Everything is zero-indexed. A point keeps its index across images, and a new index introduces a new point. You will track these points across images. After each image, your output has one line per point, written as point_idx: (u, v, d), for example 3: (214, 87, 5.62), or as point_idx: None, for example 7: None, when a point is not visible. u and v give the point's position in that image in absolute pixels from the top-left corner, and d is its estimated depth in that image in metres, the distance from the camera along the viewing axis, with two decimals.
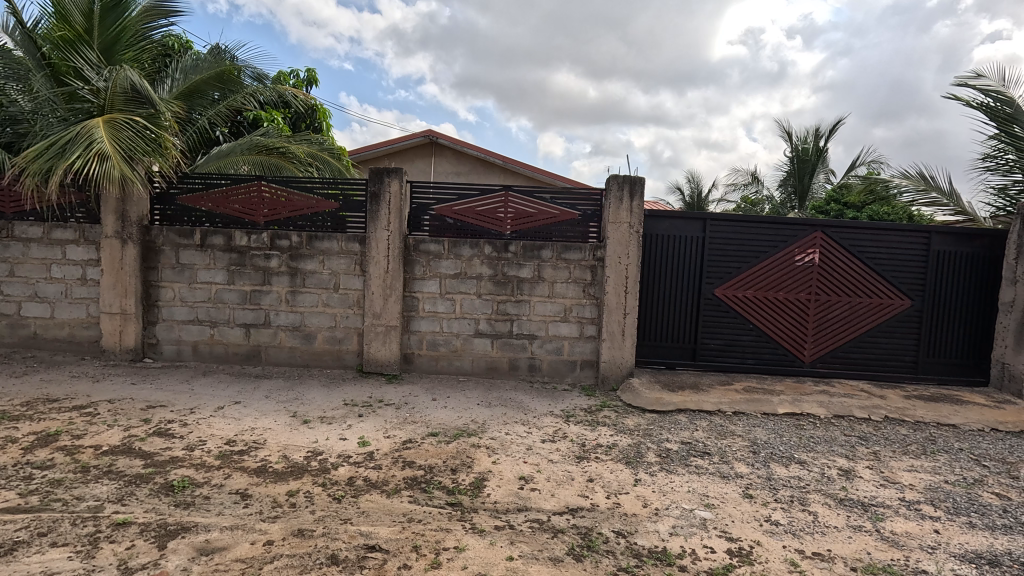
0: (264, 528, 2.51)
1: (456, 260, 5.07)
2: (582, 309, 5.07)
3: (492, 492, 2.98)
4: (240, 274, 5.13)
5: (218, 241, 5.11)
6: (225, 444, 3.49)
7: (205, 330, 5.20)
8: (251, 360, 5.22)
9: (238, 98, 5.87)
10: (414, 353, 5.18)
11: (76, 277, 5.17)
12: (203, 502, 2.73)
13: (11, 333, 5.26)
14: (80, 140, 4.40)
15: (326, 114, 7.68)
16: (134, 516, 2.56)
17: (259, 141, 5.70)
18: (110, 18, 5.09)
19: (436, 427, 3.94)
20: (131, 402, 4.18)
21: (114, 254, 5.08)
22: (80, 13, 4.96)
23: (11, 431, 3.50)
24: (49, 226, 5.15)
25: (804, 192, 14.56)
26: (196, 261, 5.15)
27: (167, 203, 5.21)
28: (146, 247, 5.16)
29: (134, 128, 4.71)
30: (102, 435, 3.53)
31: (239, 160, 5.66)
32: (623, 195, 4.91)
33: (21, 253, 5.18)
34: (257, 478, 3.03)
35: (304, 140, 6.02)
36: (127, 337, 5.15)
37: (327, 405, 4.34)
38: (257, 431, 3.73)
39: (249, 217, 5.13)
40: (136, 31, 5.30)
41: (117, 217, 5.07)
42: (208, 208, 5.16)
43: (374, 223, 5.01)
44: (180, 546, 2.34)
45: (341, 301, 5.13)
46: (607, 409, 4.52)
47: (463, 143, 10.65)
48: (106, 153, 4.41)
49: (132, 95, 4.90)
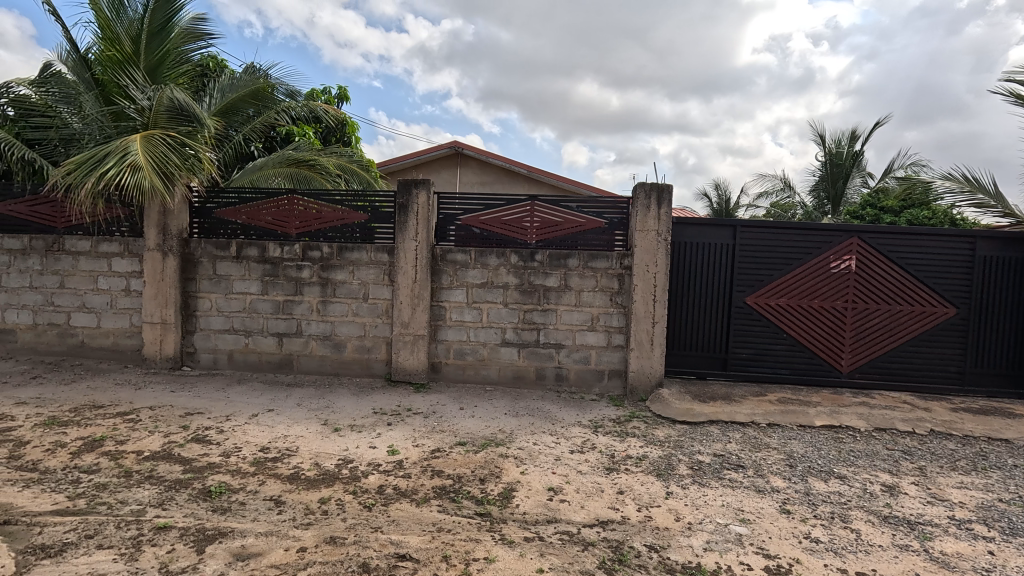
0: (298, 535, 2.55)
1: (483, 269, 5.09)
2: (609, 318, 5.02)
3: (520, 503, 2.96)
4: (274, 285, 5.27)
5: (253, 252, 5.27)
6: (260, 451, 3.57)
7: (240, 339, 5.35)
8: (283, 369, 5.34)
9: (272, 114, 6.08)
10: (441, 362, 5.21)
11: (121, 288, 5.40)
12: (239, 508, 2.80)
13: (60, 342, 5.50)
14: (116, 154, 4.58)
15: (355, 127, 7.85)
16: (174, 521, 2.63)
17: (290, 155, 5.86)
18: (156, 42, 5.38)
19: (464, 437, 3.94)
20: (171, 408, 4.32)
21: (155, 266, 5.28)
22: (127, 36, 5.22)
23: (60, 436, 3.67)
24: (96, 240, 5.40)
25: (838, 197, 14.17)
26: (232, 272, 5.32)
27: (205, 216, 5.39)
28: (186, 260, 5.35)
29: (169, 144, 4.91)
30: (145, 440, 3.66)
31: (272, 174, 5.81)
32: (650, 203, 4.86)
33: (70, 266, 5.44)
34: (291, 485, 3.09)
35: (334, 153, 6.20)
36: (168, 345, 5.33)
37: (357, 413, 4.40)
38: (290, 439, 3.80)
39: (281, 229, 5.28)
40: (178, 54, 5.60)
41: (158, 230, 5.28)
42: (242, 221, 5.34)
43: (402, 234, 5.09)
44: (217, 551, 2.39)
45: (371, 311, 5.22)
46: (636, 419, 4.45)
47: (488, 153, 10.76)
48: (138, 164, 4.57)
49: (174, 113, 5.15)
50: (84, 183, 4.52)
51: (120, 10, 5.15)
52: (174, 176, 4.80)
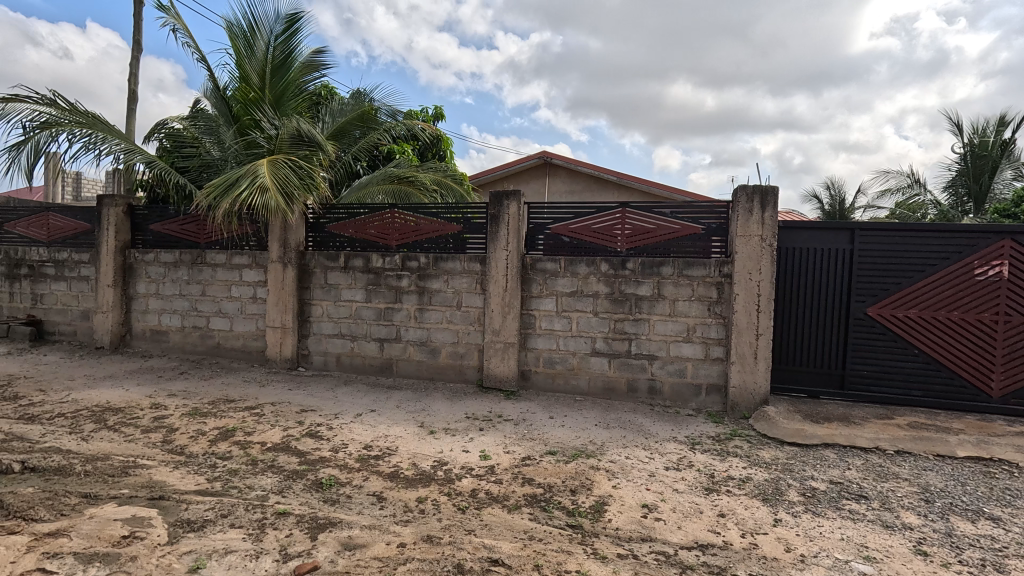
0: (398, 531, 2.69)
1: (572, 278, 5.07)
2: (707, 329, 4.77)
3: (613, 518, 2.88)
4: (376, 293, 5.65)
5: (358, 263, 5.70)
6: (364, 448, 3.82)
7: (346, 343, 5.78)
8: (384, 372, 5.68)
9: (376, 134, 6.53)
10: (531, 370, 5.25)
11: (249, 296, 6.08)
12: (346, 501, 3.01)
13: (201, 342, 6.31)
14: (248, 177, 5.16)
15: (449, 142, 8.22)
16: (292, 508, 2.89)
17: (392, 172, 6.27)
18: (279, 76, 6.04)
19: (554, 446, 3.93)
20: (289, 405, 4.77)
21: (277, 276, 5.89)
22: (256, 73, 5.92)
23: (202, 425, 4.19)
24: (230, 253, 6.14)
25: (982, 194, 12.33)
26: (340, 281, 5.78)
27: (318, 230, 5.92)
28: (302, 270, 5.91)
29: (291, 167, 5.52)
30: (268, 432, 4.08)
31: (376, 191, 6.24)
32: (753, 207, 4.56)
33: (210, 276, 6.23)
34: (391, 483, 3.27)
35: (430, 168, 6.54)
36: (286, 347, 5.90)
37: (451, 417, 4.56)
38: (390, 438, 4.03)
39: (383, 241, 5.65)
40: (297, 85, 6.19)
41: (280, 244, 5.87)
42: (350, 234, 5.79)
43: (494, 243, 5.22)
44: (328, 539, 2.59)
45: (464, 318, 5.40)
46: (738, 438, 4.16)
47: (577, 161, 10.73)
48: (266, 186, 5.13)
49: (296, 139, 5.78)
50: (222, 204, 5.12)
51: (251, 51, 5.87)
52: (294, 196, 5.36)
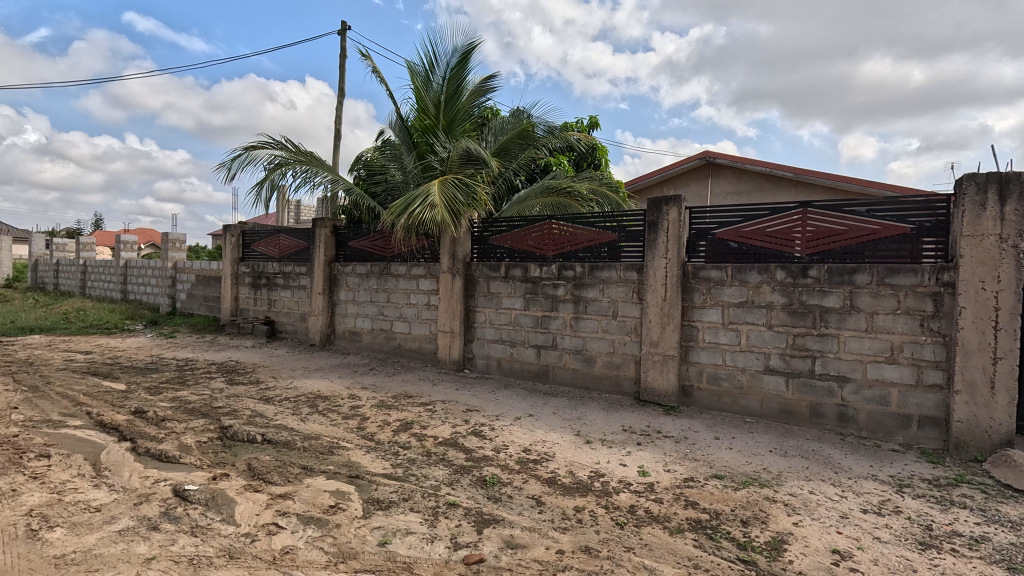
0: (556, 537, 2.74)
1: (741, 287, 4.65)
2: (919, 349, 3.96)
3: (794, 559, 2.55)
4: (534, 302, 5.86)
5: (518, 273, 5.99)
6: (523, 451, 3.98)
7: (507, 349, 6.10)
8: (541, 378, 5.85)
9: (534, 149, 6.88)
10: (693, 386, 4.92)
11: (424, 302, 6.80)
12: (507, 500, 3.17)
13: (386, 343, 7.22)
14: (420, 198, 5.77)
15: (604, 150, 8.20)
16: (460, 500, 3.14)
17: (549, 184, 6.48)
18: (451, 104, 6.69)
19: (721, 470, 3.63)
20: (457, 404, 5.20)
21: (447, 285, 6.48)
22: (433, 103, 6.66)
23: (387, 416, 4.79)
24: (410, 265, 6.94)
25: None
26: (501, 290, 6.13)
27: (482, 243, 6.36)
28: (468, 280, 6.41)
29: (459, 186, 6.06)
30: (439, 428, 4.49)
31: (534, 203, 6.51)
32: (987, 200, 3.68)
33: (394, 285, 7.12)
34: (549, 488, 3.35)
35: (586, 178, 6.62)
36: (454, 350, 6.45)
37: (607, 428, 4.50)
38: (547, 444, 4.14)
39: (541, 251, 5.85)
40: (465, 110, 6.79)
41: (450, 256, 6.46)
42: (510, 245, 6.12)
43: (652, 251, 5.03)
44: (492, 535, 2.75)
45: (620, 328, 5.30)
46: (966, 485, 3.36)
47: (745, 159, 9.85)
48: (435, 203, 5.69)
49: (465, 159, 6.37)
50: (400, 221, 5.80)
51: (428, 84, 6.62)
52: (459, 212, 5.84)
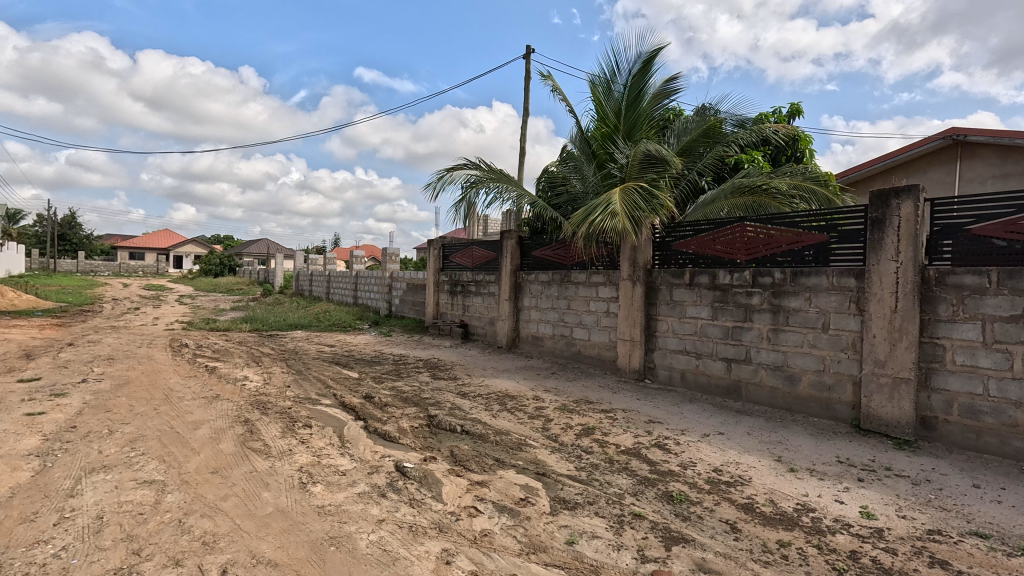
0: (756, 570, 2.49)
1: (1011, 297, 3.70)
2: None
3: None
4: (723, 311, 5.44)
5: (704, 280, 5.63)
6: (713, 471, 3.71)
7: (692, 360, 5.76)
8: (732, 395, 5.37)
9: (722, 147, 6.47)
10: (938, 418, 4.00)
11: (604, 310, 6.83)
12: (698, 521, 2.99)
13: (567, 348, 7.43)
14: (601, 206, 5.80)
15: (809, 140, 7.22)
16: (646, 513, 3.07)
17: (742, 184, 5.90)
18: (632, 110, 6.65)
19: (983, 527, 2.87)
20: (639, 414, 5.08)
21: (627, 292, 6.40)
22: (613, 112, 6.72)
23: (569, 419, 4.93)
24: (589, 272, 7.06)
25: None
26: (686, 298, 5.82)
27: (665, 249, 6.12)
28: (649, 287, 6.23)
29: (640, 192, 5.96)
30: (621, 436, 4.46)
31: (722, 205, 6.07)
32: None
33: (574, 292, 7.31)
34: (746, 515, 3.06)
35: (786, 174, 5.94)
36: (635, 359, 6.32)
37: (817, 457, 3.93)
38: (742, 466, 3.79)
39: (730, 256, 5.41)
40: (647, 115, 6.67)
41: (629, 263, 6.36)
42: (694, 251, 5.79)
43: (876, 253, 4.26)
44: (682, 555, 2.62)
45: (833, 343, 4.59)
46: None
47: (1015, 133, 7.70)
48: (616, 212, 5.66)
49: (646, 162, 6.30)
50: (581, 231, 5.90)
51: (609, 94, 6.72)
52: (640, 219, 5.74)
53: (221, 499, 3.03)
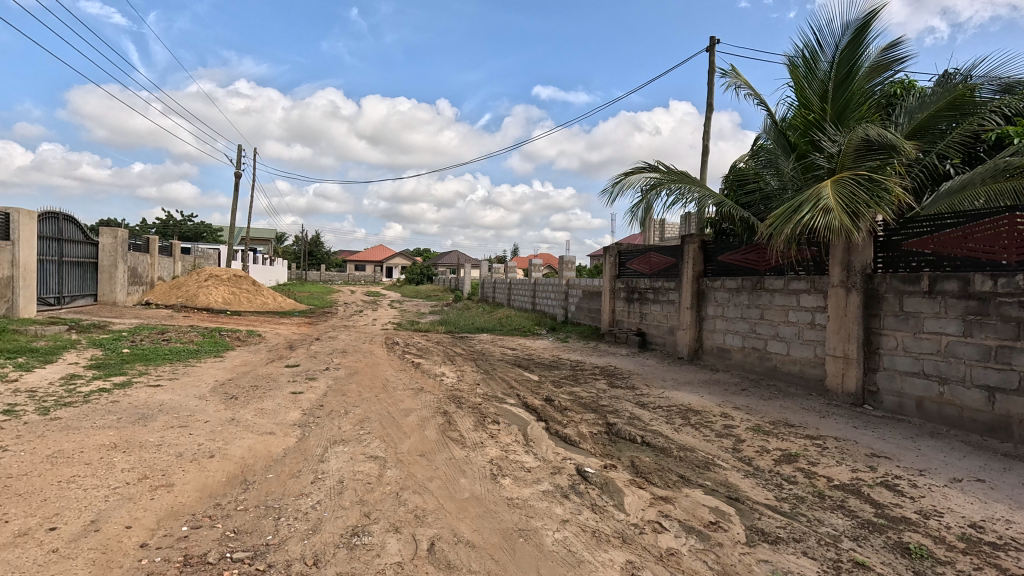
0: None
1: None
2: None
3: None
4: (982, 326, 4.33)
5: (951, 287, 4.57)
6: (970, 527, 2.96)
7: (932, 386, 4.68)
8: (997, 433, 4.22)
9: (976, 119, 5.13)
10: None
11: (807, 321, 5.99)
12: None
13: (760, 363, 6.69)
14: (809, 201, 5.14)
15: None
16: (872, 564, 2.58)
17: (1009, 163, 4.61)
18: (842, 90, 5.74)
19: None
20: (856, 445, 4.31)
21: (839, 301, 5.49)
22: (817, 95, 5.88)
23: (765, 442, 4.42)
24: (789, 278, 6.28)
25: None
26: (923, 309, 4.76)
27: (891, 249, 5.13)
28: (869, 295, 5.24)
29: (858, 183, 5.14)
30: (834, 468, 3.84)
31: (977, 193, 4.82)
32: None
33: (769, 301, 6.56)
34: None
35: None
36: (849, 380, 5.37)
37: None
38: (1016, 527, 2.94)
39: (992, 257, 4.30)
40: (863, 93, 5.70)
41: (843, 268, 5.47)
42: (935, 252, 4.74)
43: None
44: None
45: None
46: None
47: None
48: (830, 207, 4.95)
49: (863, 149, 5.35)
50: (783, 231, 5.29)
51: (811, 76, 5.90)
52: (862, 212, 4.94)
53: (428, 479, 3.45)
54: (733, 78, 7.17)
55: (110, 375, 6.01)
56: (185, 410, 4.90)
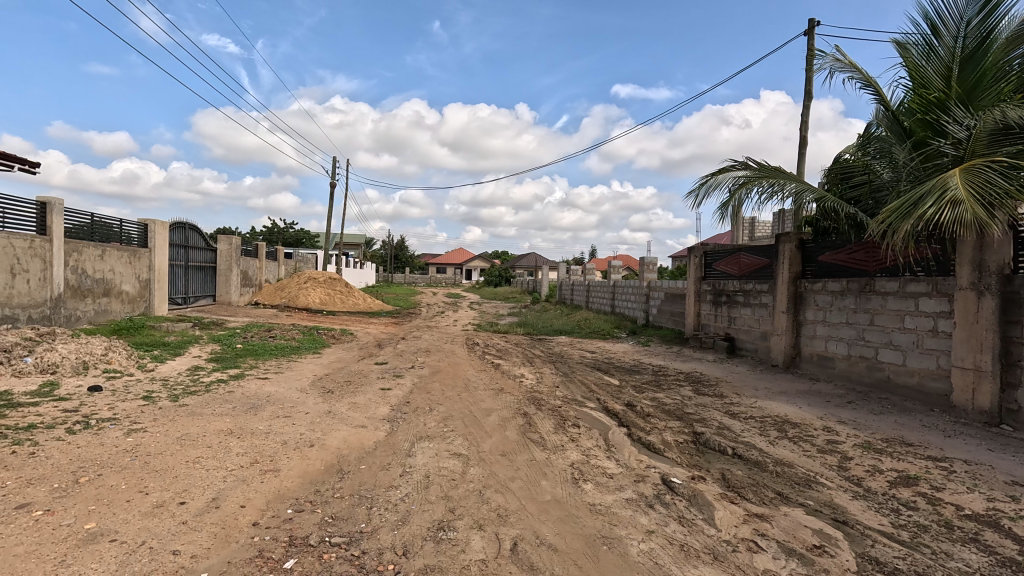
0: None
1: None
2: None
3: None
4: None
5: None
6: None
7: None
8: None
9: None
10: None
11: (928, 328, 5.35)
12: None
13: (869, 374, 6.07)
14: (933, 192, 4.63)
15: None
16: None
17: None
18: (970, 67, 5.07)
19: None
20: (992, 471, 3.76)
21: (968, 306, 4.84)
22: (938, 75, 5.24)
23: (877, 461, 3.99)
24: (905, 280, 5.65)
25: None
26: None
27: None
28: (1009, 300, 4.57)
29: (995, 171, 4.52)
30: (963, 495, 3.38)
31: None
32: None
33: (881, 305, 5.94)
34: None
35: None
36: (982, 397, 4.72)
37: None
38: None
39: None
40: (999, 68, 4.96)
41: (973, 268, 4.82)
42: None
43: None
44: None
45: None
46: None
47: None
48: (959, 198, 4.41)
49: (999, 132, 4.71)
50: (901, 227, 4.75)
51: (930, 54, 5.29)
52: (1000, 203, 4.33)
53: (510, 479, 3.49)
54: (831, 62, 6.56)
55: (227, 368, 6.70)
56: (289, 401, 5.34)
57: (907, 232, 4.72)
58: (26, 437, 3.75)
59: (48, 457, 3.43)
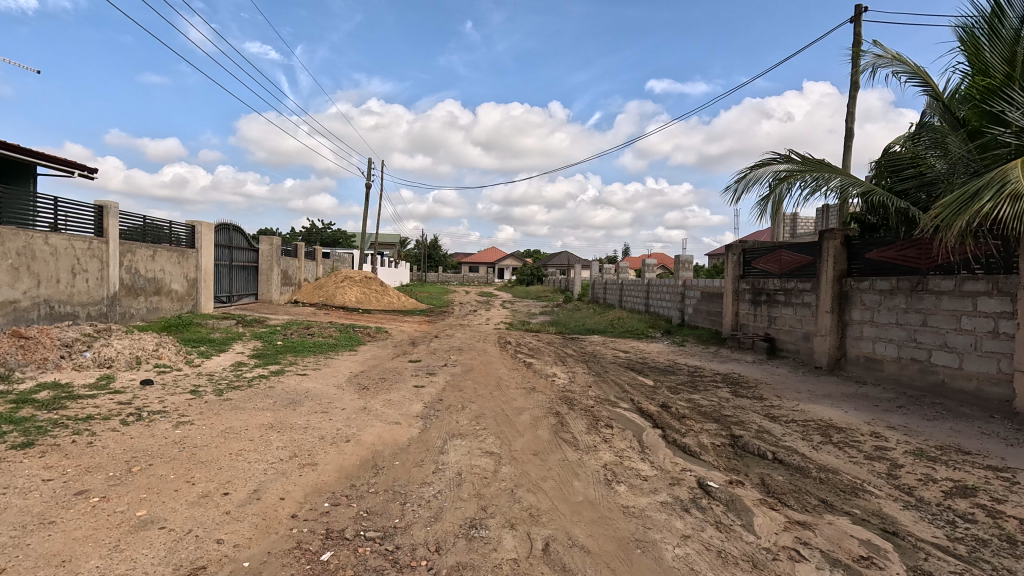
0: None
1: None
2: None
3: None
4: None
5: None
6: None
7: None
8: None
9: None
10: None
11: (987, 329, 5.05)
12: None
13: (921, 378, 5.75)
14: (991, 185, 4.30)
15: None
16: None
17: None
18: None
19: None
20: None
21: None
22: (1001, 59, 4.84)
23: (930, 470, 3.78)
24: (961, 278, 5.34)
25: None
26: None
27: None
28: None
29: None
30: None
31: None
32: None
33: (934, 305, 5.63)
34: None
35: None
36: None
37: None
38: None
39: None
40: None
41: None
42: None
43: None
44: None
45: None
46: None
47: None
48: (1020, 192, 4.09)
49: None
50: (954, 224, 4.50)
51: (994, 36, 4.87)
52: None
53: (542, 479, 3.47)
54: (875, 58, 6.24)
55: (268, 364, 6.94)
56: (326, 397, 5.48)
57: (961, 229, 4.48)
58: (85, 428, 3.97)
59: (104, 447, 3.63)
